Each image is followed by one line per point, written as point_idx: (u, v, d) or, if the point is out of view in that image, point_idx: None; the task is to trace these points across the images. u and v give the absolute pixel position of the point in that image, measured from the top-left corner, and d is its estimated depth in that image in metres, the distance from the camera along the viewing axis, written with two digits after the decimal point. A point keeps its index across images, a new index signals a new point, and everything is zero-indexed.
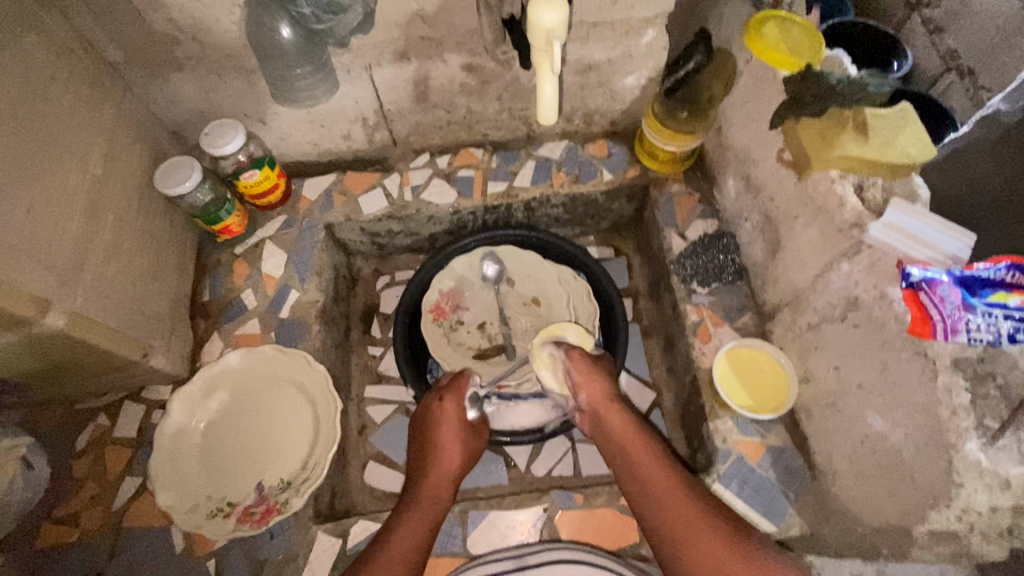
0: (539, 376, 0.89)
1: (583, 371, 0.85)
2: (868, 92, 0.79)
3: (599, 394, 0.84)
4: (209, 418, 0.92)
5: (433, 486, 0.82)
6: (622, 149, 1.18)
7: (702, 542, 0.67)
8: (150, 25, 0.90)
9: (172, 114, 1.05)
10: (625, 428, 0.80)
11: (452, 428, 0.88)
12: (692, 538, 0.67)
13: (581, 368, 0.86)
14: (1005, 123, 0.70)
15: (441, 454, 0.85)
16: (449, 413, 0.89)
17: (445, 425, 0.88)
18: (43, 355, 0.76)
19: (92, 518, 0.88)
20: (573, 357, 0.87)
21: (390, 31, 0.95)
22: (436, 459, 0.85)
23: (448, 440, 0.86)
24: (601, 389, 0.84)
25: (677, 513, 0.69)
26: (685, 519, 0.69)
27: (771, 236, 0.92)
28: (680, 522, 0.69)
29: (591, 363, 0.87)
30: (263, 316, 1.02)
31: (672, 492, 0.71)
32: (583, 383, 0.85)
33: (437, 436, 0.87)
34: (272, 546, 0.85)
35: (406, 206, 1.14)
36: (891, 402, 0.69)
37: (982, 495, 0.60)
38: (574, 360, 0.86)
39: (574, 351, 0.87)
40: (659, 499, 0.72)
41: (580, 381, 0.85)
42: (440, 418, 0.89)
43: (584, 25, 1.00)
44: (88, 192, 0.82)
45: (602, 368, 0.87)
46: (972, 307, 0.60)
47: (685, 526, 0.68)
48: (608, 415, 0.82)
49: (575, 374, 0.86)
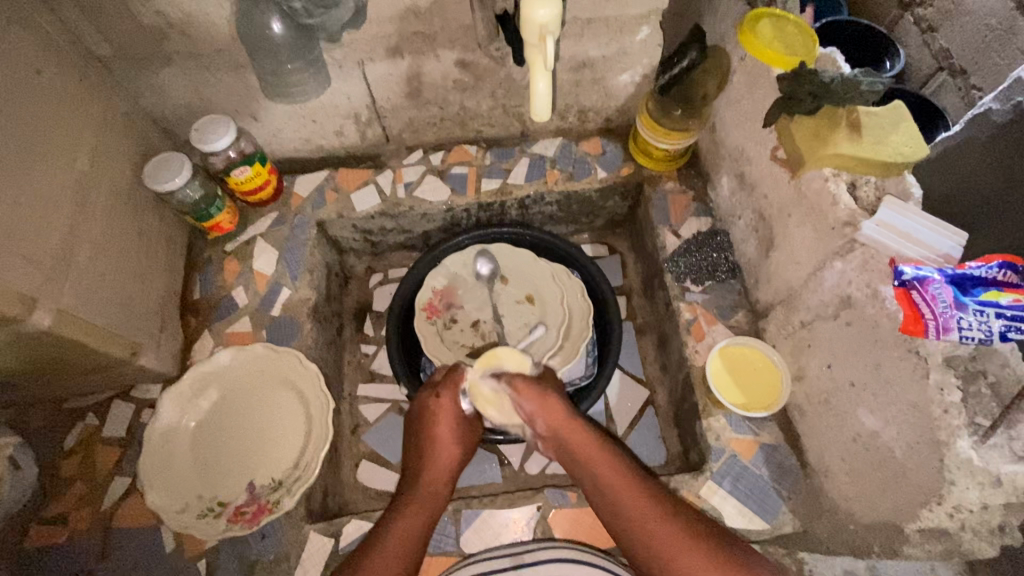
0: (486, 412, 0.89)
1: (534, 398, 0.84)
2: (861, 90, 0.75)
3: (556, 416, 0.81)
4: (200, 417, 0.91)
5: (431, 482, 0.81)
6: (616, 147, 1.17)
7: (682, 553, 0.65)
8: (139, 19, 0.88)
9: (161, 109, 1.03)
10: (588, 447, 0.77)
11: (449, 425, 0.87)
12: (673, 548, 0.65)
13: (531, 396, 0.84)
14: (995, 123, 0.70)
15: (438, 450, 0.85)
16: (444, 410, 0.88)
17: (442, 420, 0.87)
18: (30, 354, 0.75)
19: (81, 519, 0.87)
20: (517, 387, 0.85)
21: (383, 27, 0.94)
22: (433, 455, 0.84)
23: (444, 436, 0.86)
24: (558, 412, 0.82)
25: (656, 528, 0.67)
26: (663, 530, 0.67)
27: (764, 234, 0.92)
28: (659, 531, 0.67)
29: (541, 390, 0.85)
30: (254, 314, 1.01)
31: (648, 502, 0.70)
32: (536, 411, 0.83)
33: (433, 433, 0.86)
34: (263, 546, 0.85)
35: (399, 203, 1.13)
36: (883, 400, 0.69)
37: (973, 493, 0.60)
38: (518, 391, 0.84)
39: (516, 381, 0.85)
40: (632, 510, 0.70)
41: (532, 410, 0.83)
42: (437, 414, 0.88)
43: (579, 21, 0.99)
44: (74, 189, 0.80)
45: (553, 391, 0.85)
46: (964, 306, 0.59)
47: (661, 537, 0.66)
48: (569, 434, 0.80)
49: (524, 406, 0.84)
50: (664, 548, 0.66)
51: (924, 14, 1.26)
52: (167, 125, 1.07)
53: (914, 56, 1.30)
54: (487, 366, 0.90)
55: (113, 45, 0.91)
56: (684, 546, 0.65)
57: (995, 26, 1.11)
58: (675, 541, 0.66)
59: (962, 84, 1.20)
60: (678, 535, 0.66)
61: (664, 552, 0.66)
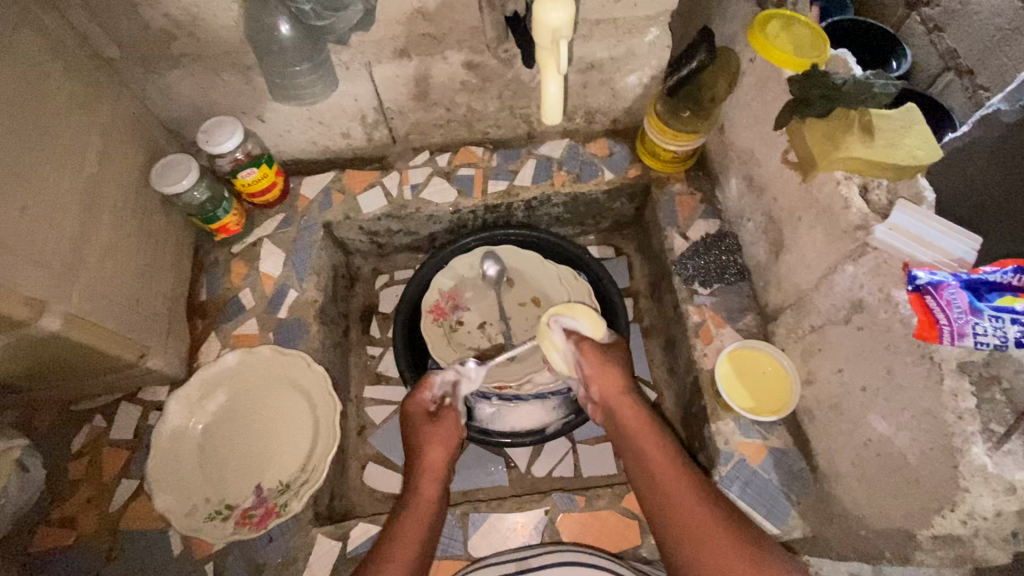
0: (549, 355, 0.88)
1: (598, 365, 0.85)
2: (874, 92, 0.75)
3: (612, 386, 0.84)
4: (207, 419, 0.90)
5: (425, 484, 0.81)
6: (623, 148, 1.17)
7: (704, 536, 0.67)
8: (147, 21, 0.88)
9: (169, 111, 1.03)
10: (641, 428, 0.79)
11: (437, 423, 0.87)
12: (696, 532, 0.68)
13: (594, 360, 0.86)
14: (1005, 122, 0.72)
15: (429, 450, 0.84)
16: (418, 410, 0.88)
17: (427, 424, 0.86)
18: (40, 356, 0.75)
19: (89, 521, 0.87)
20: (585, 350, 0.86)
21: (392, 29, 0.94)
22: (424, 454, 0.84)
23: (434, 436, 0.85)
24: (613, 382, 0.84)
25: (686, 504, 0.70)
26: (696, 512, 0.69)
27: (774, 237, 0.92)
28: (686, 522, 0.69)
29: (604, 354, 0.87)
30: (261, 316, 1.01)
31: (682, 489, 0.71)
32: (594, 377, 0.85)
33: (422, 435, 0.85)
34: (271, 549, 0.85)
35: (406, 204, 1.12)
36: (896, 406, 0.69)
37: (987, 500, 0.59)
38: (584, 352, 0.86)
39: (584, 345, 0.86)
40: (667, 491, 0.72)
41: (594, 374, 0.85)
42: (412, 415, 0.88)
43: (587, 23, 0.98)
44: (82, 191, 0.80)
45: (617, 361, 0.87)
46: (979, 311, 0.59)
47: (687, 525, 0.68)
48: (620, 407, 0.82)
49: (587, 368, 0.86)
50: (692, 532, 0.68)
51: (931, 14, 1.25)
52: (172, 126, 1.07)
53: (919, 56, 1.29)
54: (563, 313, 0.89)
55: (121, 45, 0.91)
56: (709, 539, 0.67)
57: (1002, 26, 1.11)
58: (698, 525, 0.68)
59: (968, 85, 1.20)
60: (702, 518, 0.68)
61: (690, 534, 0.68)
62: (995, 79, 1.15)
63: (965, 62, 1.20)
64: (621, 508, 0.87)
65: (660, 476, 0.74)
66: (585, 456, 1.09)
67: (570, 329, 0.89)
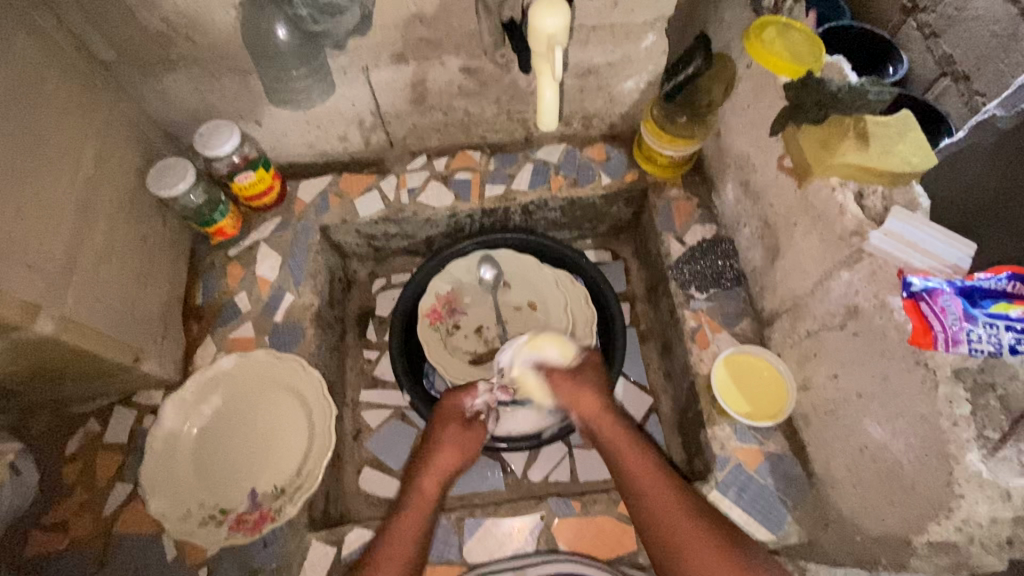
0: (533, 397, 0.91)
1: (572, 389, 0.86)
2: (868, 100, 0.75)
3: (592, 408, 0.84)
4: (202, 423, 0.90)
5: (426, 481, 0.80)
6: (621, 153, 1.17)
7: (693, 550, 0.68)
8: (145, 25, 0.88)
9: (166, 114, 1.03)
10: (627, 448, 0.79)
11: (456, 428, 0.86)
12: (688, 548, 0.68)
13: (567, 385, 0.87)
14: (1002, 128, 0.72)
15: (442, 449, 0.83)
16: (451, 412, 0.88)
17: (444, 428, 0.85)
18: (35, 359, 0.75)
19: (83, 525, 0.86)
20: (557, 381, 0.88)
21: (389, 33, 0.94)
22: (436, 453, 0.83)
23: (451, 437, 0.85)
24: (594, 404, 0.84)
25: (676, 520, 0.70)
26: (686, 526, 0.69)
27: (770, 242, 0.92)
28: (677, 534, 0.69)
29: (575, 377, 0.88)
30: (257, 320, 1.01)
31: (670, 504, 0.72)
32: (571, 403, 0.86)
33: (437, 435, 0.85)
34: (265, 554, 0.84)
35: (403, 208, 1.12)
36: (891, 412, 0.69)
37: (983, 506, 0.59)
38: (556, 384, 0.88)
39: (554, 377, 0.88)
40: (655, 507, 0.72)
41: (569, 401, 0.86)
42: (446, 414, 0.87)
43: (584, 28, 0.99)
44: (78, 194, 0.80)
45: (588, 382, 0.87)
46: (974, 317, 0.59)
47: (680, 540, 0.69)
48: (602, 428, 0.83)
49: (563, 395, 0.87)
50: (683, 545, 0.68)
51: (928, 20, 1.26)
52: (170, 130, 1.07)
53: (916, 62, 1.30)
54: (529, 352, 0.91)
55: (118, 50, 0.91)
56: (702, 554, 0.67)
57: (999, 32, 1.12)
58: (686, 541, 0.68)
59: (965, 90, 1.21)
60: (692, 534, 0.69)
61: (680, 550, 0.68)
62: (992, 85, 1.16)
63: (961, 68, 1.20)
64: (618, 513, 0.86)
65: (652, 491, 0.74)
66: (582, 460, 1.08)
67: (540, 363, 0.91)
